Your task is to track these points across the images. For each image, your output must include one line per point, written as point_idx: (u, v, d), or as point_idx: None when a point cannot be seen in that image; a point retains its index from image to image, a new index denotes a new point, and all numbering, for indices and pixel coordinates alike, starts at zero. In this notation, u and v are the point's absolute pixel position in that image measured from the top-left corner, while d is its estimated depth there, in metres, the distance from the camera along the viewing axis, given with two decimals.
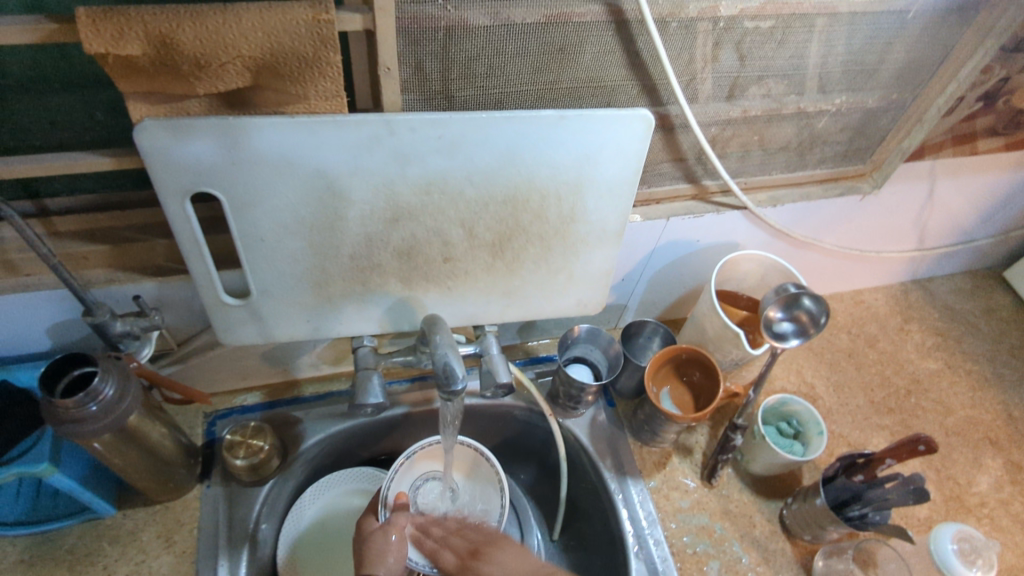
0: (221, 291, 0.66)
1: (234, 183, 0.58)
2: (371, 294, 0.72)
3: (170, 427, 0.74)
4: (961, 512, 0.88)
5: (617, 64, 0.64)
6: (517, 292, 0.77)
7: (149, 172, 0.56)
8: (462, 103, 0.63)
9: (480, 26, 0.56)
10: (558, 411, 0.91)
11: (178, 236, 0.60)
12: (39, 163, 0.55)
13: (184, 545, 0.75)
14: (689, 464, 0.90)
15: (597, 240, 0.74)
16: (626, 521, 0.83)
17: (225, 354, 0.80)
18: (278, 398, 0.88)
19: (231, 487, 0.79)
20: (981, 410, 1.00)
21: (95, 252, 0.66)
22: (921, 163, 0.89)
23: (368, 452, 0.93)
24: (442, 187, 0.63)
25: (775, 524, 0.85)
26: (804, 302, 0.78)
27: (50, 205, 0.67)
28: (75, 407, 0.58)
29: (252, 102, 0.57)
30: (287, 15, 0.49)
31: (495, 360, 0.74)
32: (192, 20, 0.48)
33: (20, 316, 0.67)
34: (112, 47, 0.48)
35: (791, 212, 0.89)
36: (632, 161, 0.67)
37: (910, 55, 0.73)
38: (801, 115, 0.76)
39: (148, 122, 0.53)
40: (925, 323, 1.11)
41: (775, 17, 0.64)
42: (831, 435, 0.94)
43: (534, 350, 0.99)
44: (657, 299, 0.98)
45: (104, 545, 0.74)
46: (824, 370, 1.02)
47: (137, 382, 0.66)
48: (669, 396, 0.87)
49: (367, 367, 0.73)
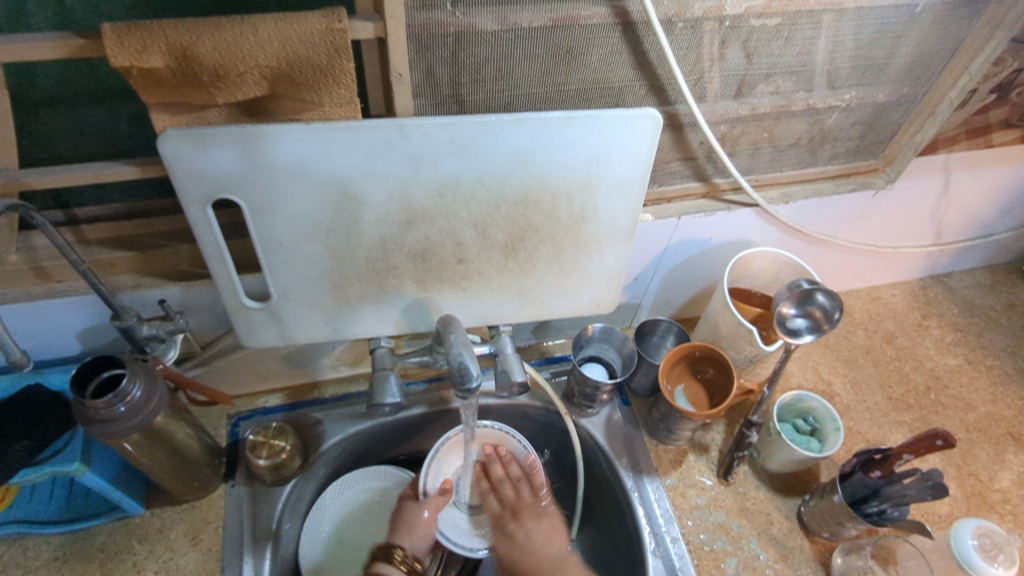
0: (242, 294, 0.68)
1: (254, 189, 0.60)
2: (388, 295, 0.73)
3: (194, 428, 0.76)
4: (983, 509, 0.87)
5: (624, 65, 0.65)
6: (531, 292, 0.78)
7: (173, 181, 0.58)
8: (472, 106, 0.64)
9: (488, 31, 0.58)
10: (573, 410, 0.92)
11: (200, 242, 0.62)
12: (69, 173, 0.58)
13: (210, 543, 0.77)
14: (705, 461, 0.90)
15: (609, 238, 0.74)
16: (643, 518, 0.83)
17: (247, 357, 0.82)
18: (299, 400, 0.90)
19: (255, 486, 0.81)
20: (1002, 406, 0.98)
21: (122, 259, 0.69)
22: (935, 157, 0.89)
23: (387, 452, 0.95)
24: (455, 189, 0.65)
25: (793, 521, 0.85)
26: (817, 297, 0.78)
27: (79, 214, 0.70)
28: (104, 407, 0.61)
29: (270, 110, 0.59)
30: (302, 26, 0.51)
31: (510, 359, 0.76)
32: (211, 32, 0.50)
33: (53, 323, 0.70)
34: (136, 60, 0.50)
35: (803, 209, 0.89)
36: (641, 160, 0.68)
37: (921, 49, 0.73)
38: (810, 111, 0.77)
39: (171, 131, 0.55)
40: (945, 319, 1.10)
41: (781, 14, 0.64)
42: (849, 432, 0.94)
43: (549, 350, 1.00)
44: (671, 298, 0.99)
45: (133, 543, 0.77)
46: (841, 366, 1.02)
47: (163, 384, 0.68)
48: (684, 394, 0.87)
49: (385, 368, 0.75)
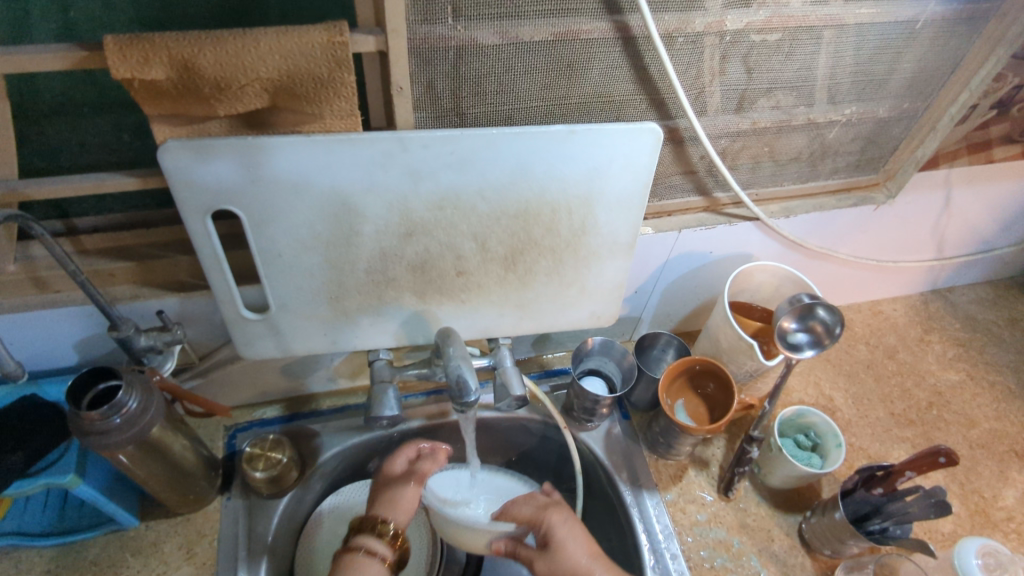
0: (241, 306, 0.68)
1: (254, 201, 0.60)
2: (386, 308, 0.73)
3: (191, 440, 0.75)
4: (986, 527, 0.86)
5: (625, 80, 0.65)
6: (530, 305, 0.77)
7: (172, 193, 0.58)
8: (473, 120, 0.64)
9: (490, 45, 0.58)
10: (573, 424, 0.91)
11: (199, 253, 0.62)
12: (69, 184, 0.57)
13: (204, 557, 0.76)
14: (705, 476, 0.89)
15: (609, 252, 0.74)
16: (642, 534, 0.82)
17: (245, 368, 0.82)
18: (296, 411, 0.90)
19: (251, 499, 0.80)
20: (1005, 422, 0.98)
21: (120, 269, 0.69)
22: (936, 171, 0.89)
23: (385, 464, 0.94)
24: (455, 203, 0.65)
25: (794, 538, 0.84)
26: (818, 312, 0.78)
27: (78, 224, 0.71)
28: (100, 419, 0.60)
29: (270, 123, 0.59)
30: (304, 39, 0.51)
31: (509, 373, 0.75)
32: (212, 44, 0.50)
33: (49, 333, 0.70)
34: (138, 72, 0.50)
35: (804, 223, 0.89)
36: (642, 174, 0.68)
37: (921, 65, 0.73)
38: (811, 126, 0.77)
39: (171, 143, 0.55)
40: (946, 334, 1.09)
41: (782, 30, 0.64)
42: (851, 448, 0.93)
43: (549, 363, 0.99)
44: (672, 311, 0.99)
45: (127, 556, 0.76)
46: (842, 382, 1.01)
47: (160, 395, 0.68)
48: (684, 409, 0.86)
49: (383, 381, 0.74)
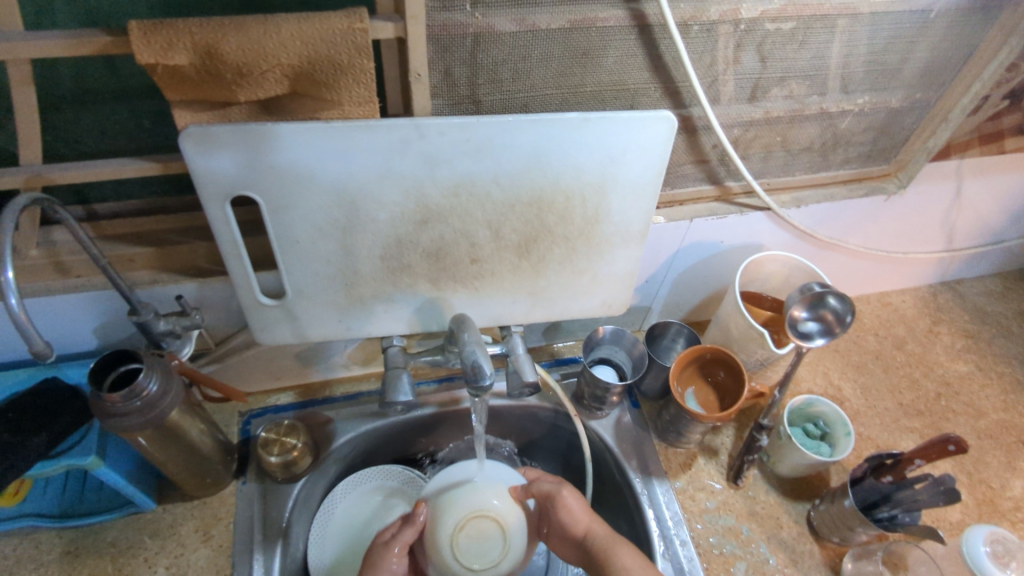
0: (258, 293, 0.69)
1: (272, 187, 0.61)
2: (401, 294, 0.74)
3: (208, 424, 0.76)
4: (994, 516, 0.86)
5: (639, 68, 0.66)
6: (543, 292, 0.78)
7: (193, 179, 0.59)
8: (489, 107, 0.65)
9: (507, 32, 0.58)
10: (583, 413, 0.92)
11: (218, 239, 0.63)
12: (91, 169, 0.58)
13: (221, 539, 0.78)
14: (714, 465, 0.90)
15: (621, 240, 0.75)
16: (652, 521, 0.83)
17: (261, 354, 0.83)
18: (310, 398, 0.91)
19: (266, 484, 0.82)
20: (1014, 413, 0.98)
21: (141, 254, 0.70)
22: (947, 163, 0.89)
23: (397, 451, 0.95)
24: (470, 189, 0.65)
25: (803, 525, 0.85)
26: (829, 301, 0.78)
27: (99, 210, 0.72)
28: (121, 402, 0.61)
29: (289, 109, 0.59)
30: (325, 24, 0.51)
31: (521, 359, 0.75)
32: (235, 30, 0.51)
33: (69, 318, 0.71)
34: (162, 57, 0.51)
35: (815, 213, 0.89)
36: (654, 163, 0.68)
37: (934, 55, 0.74)
38: (824, 115, 0.77)
39: (192, 128, 0.56)
40: (955, 325, 1.10)
41: (797, 18, 0.65)
42: (860, 437, 0.93)
43: (559, 352, 1.00)
44: (681, 301, 0.99)
45: (145, 538, 0.77)
46: (850, 372, 1.01)
47: (178, 379, 0.68)
48: (694, 396, 0.87)
49: (397, 366, 0.75)
